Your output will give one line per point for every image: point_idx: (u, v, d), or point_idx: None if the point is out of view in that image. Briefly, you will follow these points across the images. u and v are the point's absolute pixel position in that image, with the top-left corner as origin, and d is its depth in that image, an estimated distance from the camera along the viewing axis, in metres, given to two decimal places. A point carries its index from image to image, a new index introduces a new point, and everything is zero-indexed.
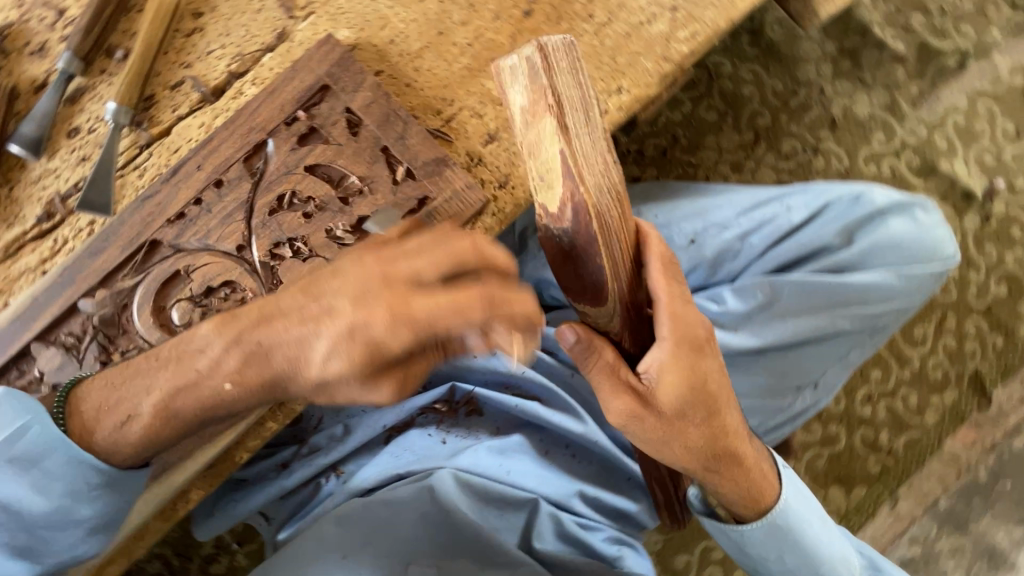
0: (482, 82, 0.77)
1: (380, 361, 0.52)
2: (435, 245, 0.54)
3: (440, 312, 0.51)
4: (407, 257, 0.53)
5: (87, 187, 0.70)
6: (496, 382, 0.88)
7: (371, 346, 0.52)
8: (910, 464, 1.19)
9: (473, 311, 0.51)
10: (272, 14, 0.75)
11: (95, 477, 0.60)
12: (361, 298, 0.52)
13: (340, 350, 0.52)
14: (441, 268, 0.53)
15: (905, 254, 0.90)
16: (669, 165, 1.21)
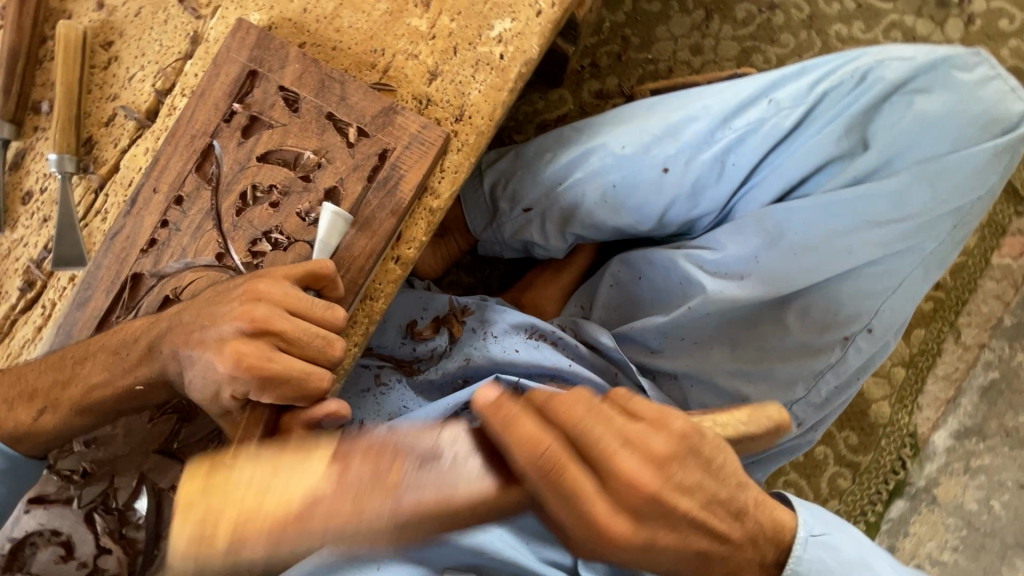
0: (407, 21, 0.74)
1: (253, 375, 0.57)
2: (324, 308, 0.59)
3: (288, 375, 0.58)
4: (312, 300, 0.59)
5: (56, 246, 0.68)
6: (541, 374, 0.91)
7: (245, 350, 0.57)
8: (962, 292, 1.13)
9: (320, 371, 0.59)
10: (181, 20, 0.74)
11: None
12: (254, 334, 0.58)
13: (234, 369, 0.57)
14: (306, 326, 0.59)
15: (943, 136, 0.77)
16: (627, 68, 1.16)
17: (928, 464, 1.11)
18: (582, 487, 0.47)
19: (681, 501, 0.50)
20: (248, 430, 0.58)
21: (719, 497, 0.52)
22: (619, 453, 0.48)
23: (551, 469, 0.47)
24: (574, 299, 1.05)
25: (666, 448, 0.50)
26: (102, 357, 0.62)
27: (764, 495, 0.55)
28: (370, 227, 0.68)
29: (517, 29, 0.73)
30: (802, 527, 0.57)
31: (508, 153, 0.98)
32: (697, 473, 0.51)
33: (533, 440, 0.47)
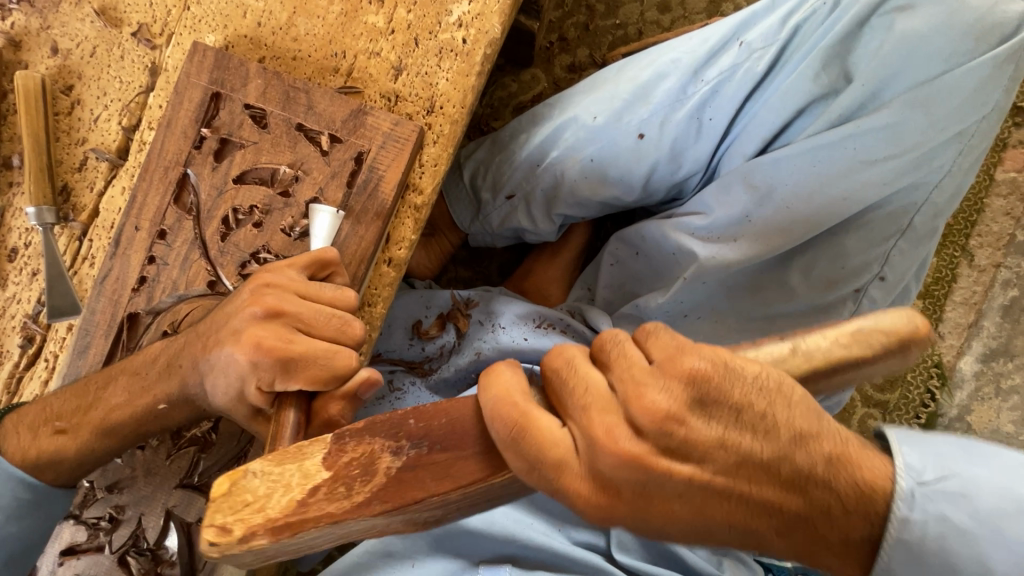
0: (363, 20, 0.72)
1: (273, 351, 0.54)
2: (334, 289, 0.59)
3: (313, 356, 0.54)
4: (324, 288, 0.59)
5: (48, 297, 0.67)
6: None
7: (262, 329, 0.55)
8: (969, 214, 1.11)
9: (346, 351, 0.56)
10: (136, 53, 0.73)
11: (26, 494, 0.63)
12: (269, 319, 0.56)
13: (255, 348, 0.54)
14: (319, 307, 0.57)
15: (934, 55, 0.72)
16: (597, 37, 1.14)
17: (958, 392, 1.09)
18: (552, 460, 0.37)
19: (687, 469, 0.38)
20: (278, 423, 0.51)
21: (756, 457, 0.38)
22: (598, 410, 0.38)
23: (525, 444, 0.36)
24: (579, 280, 1.04)
25: (671, 404, 0.38)
26: (122, 381, 0.62)
27: (841, 448, 0.38)
28: (358, 232, 0.67)
29: (476, 9, 0.71)
30: (905, 475, 0.39)
31: (485, 142, 0.96)
32: (716, 427, 0.38)
33: (510, 402, 0.37)
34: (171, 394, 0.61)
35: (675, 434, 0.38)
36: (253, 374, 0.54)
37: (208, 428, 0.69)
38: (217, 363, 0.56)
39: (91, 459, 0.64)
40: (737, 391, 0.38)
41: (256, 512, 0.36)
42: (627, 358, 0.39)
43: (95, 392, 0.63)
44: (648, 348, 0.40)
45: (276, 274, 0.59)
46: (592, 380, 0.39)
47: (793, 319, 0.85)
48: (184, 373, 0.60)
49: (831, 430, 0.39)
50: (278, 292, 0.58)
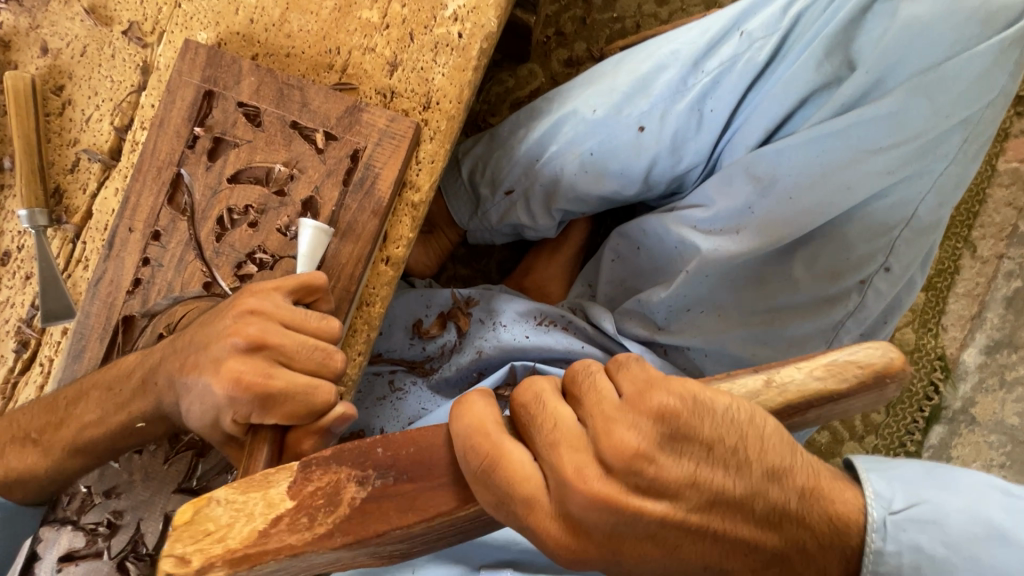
0: (358, 15, 0.71)
1: (251, 385, 0.53)
2: (320, 319, 0.58)
3: (292, 392, 0.54)
4: (309, 315, 0.58)
5: (42, 301, 0.67)
6: (556, 359, 0.90)
7: (241, 362, 0.54)
8: (971, 205, 1.10)
9: (327, 386, 0.55)
10: (127, 52, 0.71)
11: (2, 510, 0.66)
12: (250, 351, 0.55)
13: (231, 388, 0.53)
14: (304, 342, 0.56)
15: (937, 42, 0.71)
16: (594, 31, 1.13)
17: (962, 384, 1.08)
18: (522, 497, 0.38)
19: (661, 507, 0.38)
20: (250, 458, 0.52)
21: (728, 493, 0.39)
22: (568, 447, 0.38)
23: (493, 480, 0.38)
24: (579, 277, 1.03)
25: (640, 442, 0.38)
26: (95, 395, 0.62)
27: (813, 480, 0.40)
28: (354, 232, 0.66)
29: (471, 3, 0.70)
30: (876, 504, 0.41)
31: (483, 137, 0.95)
32: (687, 464, 0.39)
33: (479, 434, 0.39)
34: (146, 412, 0.61)
35: (645, 474, 0.38)
36: (230, 407, 0.54)
37: None
38: (194, 387, 0.56)
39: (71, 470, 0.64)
40: (705, 425, 0.38)
41: (219, 541, 0.38)
42: (597, 392, 0.40)
43: (65, 408, 0.63)
44: (619, 381, 0.41)
45: (258, 299, 0.57)
46: (561, 410, 0.40)
47: (798, 311, 0.83)
48: (158, 391, 0.60)
49: (803, 465, 0.40)
50: (259, 320, 0.56)
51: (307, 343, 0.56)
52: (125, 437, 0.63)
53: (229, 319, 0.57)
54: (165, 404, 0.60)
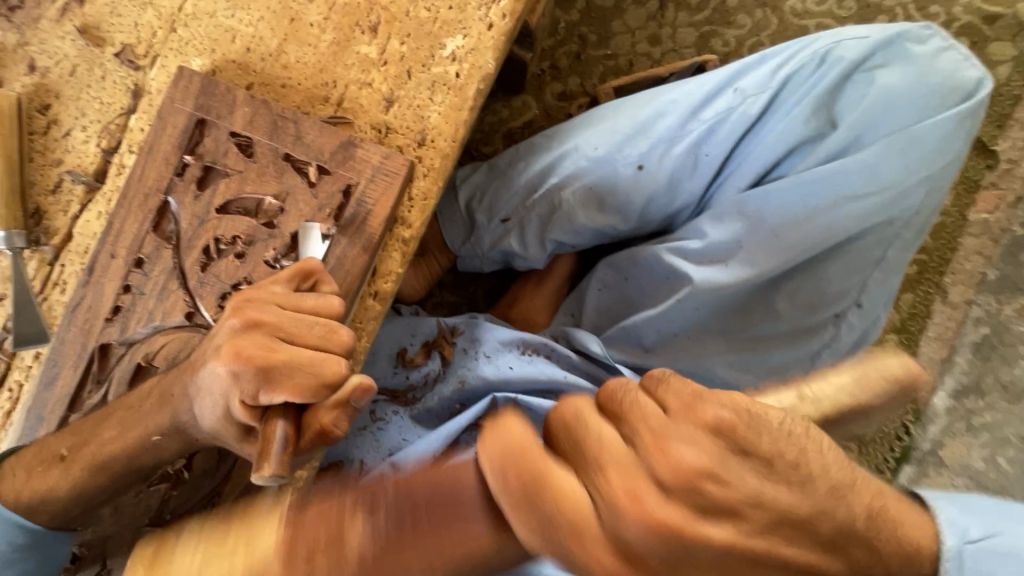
0: (356, 49, 0.71)
1: (259, 361, 0.52)
2: (316, 297, 0.58)
3: (297, 365, 0.53)
4: (306, 295, 0.58)
5: (15, 322, 0.65)
6: (539, 389, 0.90)
7: (250, 343, 0.54)
8: (942, 253, 1.15)
9: (333, 357, 0.55)
10: (118, 74, 0.70)
11: (21, 538, 0.61)
12: (250, 331, 0.55)
13: (235, 364, 0.52)
14: (300, 316, 0.56)
15: (910, 108, 0.76)
16: (588, 66, 1.15)
17: (930, 426, 1.12)
18: (567, 524, 0.33)
19: (727, 531, 0.33)
20: (267, 439, 0.48)
21: (796, 515, 0.33)
22: (615, 466, 0.34)
23: (537, 503, 0.34)
24: (562, 307, 1.03)
25: (699, 459, 0.34)
26: (118, 414, 0.60)
27: (883, 501, 0.36)
28: (343, 266, 0.65)
29: (470, 45, 0.71)
30: (950, 533, 0.39)
31: (482, 167, 0.96)
32: (751, 481, 0.34)
33: (521, 454, 0.35)
34: (162, 425, 0.59)
35: (709, 495, 0.33)
36: (236, 387, 0.52)
37: (182, 465, 0.66)
38: (201, 383, 0.54)
39: (88, 493, 0.61)
40: (764, 442, 0.34)
41: (267, 546, 0.34)
42: (638, 406, 0.36)
43: (90, 429, 0.60)
44: (663, 399, 0.37)
45: (267, 293, 0.57)
46: (605, 436, 0.36)
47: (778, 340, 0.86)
48: (175, 404, 0.58)
49: (866, 483, 0.36)
50: (269, 306, 0.56)
51: (314, 322, 0.56)
52: (138, 455, 0.60)
53: (232, 315, 0.56)
54: (183, 420, 0.58)
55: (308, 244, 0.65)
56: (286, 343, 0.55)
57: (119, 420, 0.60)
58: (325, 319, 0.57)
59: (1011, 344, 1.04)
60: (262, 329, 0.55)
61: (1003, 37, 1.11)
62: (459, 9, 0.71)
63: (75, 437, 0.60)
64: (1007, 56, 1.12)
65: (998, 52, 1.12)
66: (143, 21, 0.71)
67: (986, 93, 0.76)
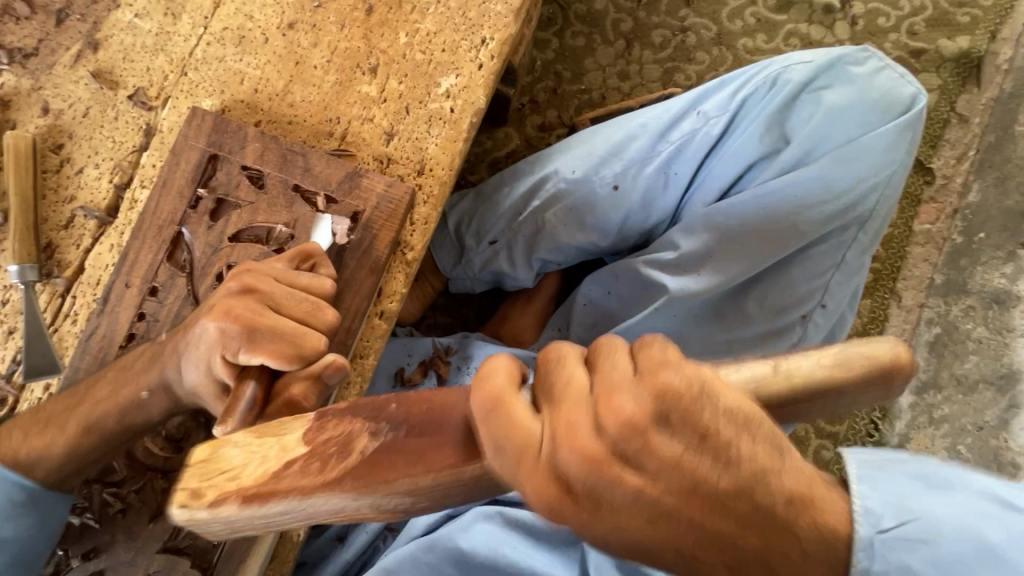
0: (357, 88, 0.77)
1: (242, 320, 0.56)
2: (310, 276, 0.62)
3: (279, 332, 0.56)
4: (302, 275, 0.62)
5: (26, 355, 0.67)
6: None
7: (242, 306, 0.58)
8: (894, 262, 1.27)
9: (315, 333, 0.58)
10: (130, 115, 0.74)
11: (20, 494, 0.62)
12: (244, 294, 0.59)
13: (223, 322, 0.56)
14: (293, 291, 0.60)
15: (852, 124, 0.86)
16: (564, 100, 1.24)
17: (897, 422, 1.19)
18: (512, 448, 0.34)
19: (635, 489, 0.33)
20: (235, 396, 0.51)
21: (713, 487, 0.33)
22: (567, 405, 0.34)
23: (493, 418, 0.35)
24: (549, 323, 1.08)
25: (636, 411, 0.33)
26: (110, 375, 0.63)
27: (807, 487, 0.35)
28: (351, 288, 0.69)
29: (461, 83, 0.78)
30: (864, 523, 0.36)
31: (469, 194, 1.02)
32: (676, 446, 0.33)
33: (497, 401, 0.35)
34: (151, 382, 0.61)
35: (633, 451, 0.33)
36: (220, 343, 0.56)
37: None
38: (191, 338, 0.58)
39: (86, 452, 0.63)
40: (707, 414, 0.33)
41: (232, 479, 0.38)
42: (607, 367, 0.34)
43: (85, 390, 0.63)
44: (637, 358, 0.35)
45: (267, 267, 0.62)
46: (574, 379, 0.35)
47: (751, 342, 0.91)
48: (164, 361, 0.60)
49: (794, 467, 0.35)
50: (268, 279, 0.60)
51: (303, 296, 0.60)
52: (130, 415, 0.63)
53: (232, 280, 0.61)
54: (170, 378, 0.60)
55: (311, 231, 0.70)
56: (271, 311, 0.58)
57: (113, 384, 0.63)
58: (312, 297, 0.61)
59: (960, 341, 1.10)
60: (253, 297, 0.59)
61: (929, 69, 1.26)
62: (451, 51, 0.78)
63: (71, 399, 0.63)
64: (933, 86, 1.26)
65: (927, 83, 1.26)
66: (154, 65, 0.76)
67: (920, 107, 0.87)
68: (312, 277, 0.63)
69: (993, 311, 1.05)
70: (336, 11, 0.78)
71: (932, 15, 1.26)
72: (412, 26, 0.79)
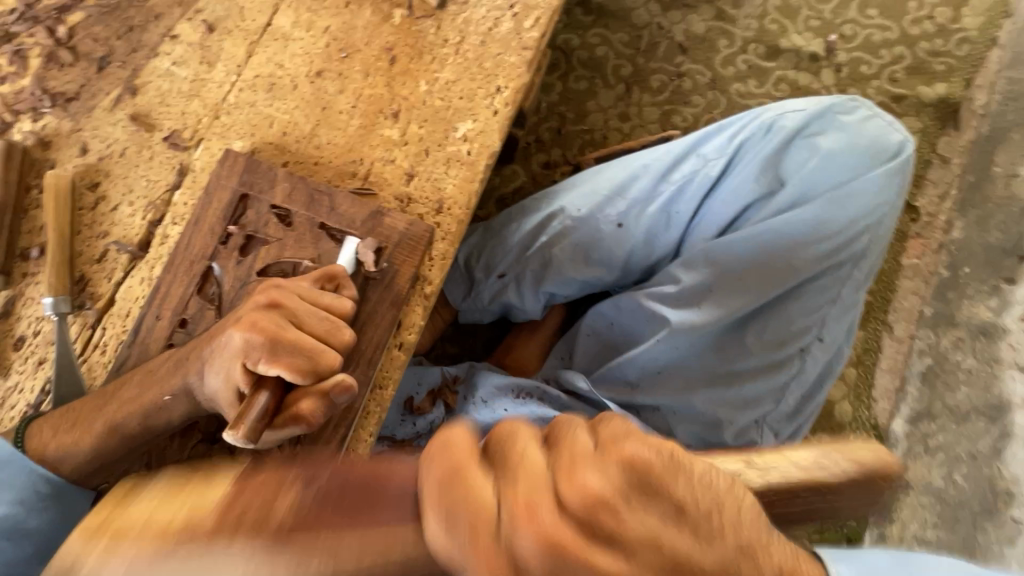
0: (380, 132, 0.82)
1: (262, 330, 0.59)
2: (334, 297, 0.65)
3: (299, 348, 0.59)
4: (326, 295, 0.66)
5: (56, 385, 0.69)
6: None
7: (265, 318, 0.61)
8: (885, 294, 1.33)
9: (331, 353, 0.61)
10: (165, 155, 0.79)
11: (44, 487, 0.65)
12: (269, 308, 0.62)
13: (249, 331, 0.59)
14: (316, 310, 0.63)
15: (842, 168, 0.92)
16: (568, 140, 1.31)
17: (894, 451, 1.22)
18: (465, 521, 0.30)
19: (611, 567, 0.30)
20: (248, 403, 0.55)
21: (698, 570, 0.30)
22: (529, 485, 0.31)
23: (452, 488, 0.31)
24: (553, 352, 1.11)
25: (605, 489, 0.31)
26: (135, 378, 0.65)
27: (794, 561, 0.32)
28: (373, 321, 0.72)
29: (477, 128, 0.83)
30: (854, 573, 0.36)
31: (479, 229, 1.07)
32: (649, 522, 0.31)
33: (452, 465, 0.31)
34: (173, 386, 0.63)
35: (604, 526, 0.31)
36: (243, 352, 0.59)
37: None
38: (215, 346, 0.61)
39: (107, 451, 0.65)
40: (679, 485, 0.32)
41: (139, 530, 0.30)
42: (571, 441, 0.33)
43: (112, 391, 0.65)
44: (597, 433, 0.34)
45: (294, 283, 0.66)
46: (533, 457, 0.32)
47: (752, 373, 0.95)
48: (187, 368, 0.63)
49: (785, 546, 0.33)
50: (295, 294, 0.64)
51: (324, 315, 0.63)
52: (151, 419, 0.64)
53: (260, 293, 0.64)
54: (192, 384, 0.62)
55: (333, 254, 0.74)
56: (292, 325, 0.61)
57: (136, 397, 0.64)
58: (331, 316, 0.64)
59: (951, 371, 1.14)
60: (277, 311, 0.62)
61: (910, 113, 1.34)
62: (468, 98, 0.84)
63: (97, 400, 0.65)
64: (914, 129, 1.34)
65: (909, 126, 1.34)
66: (189, 109, 0.80)
67: (906, 154, 0.94)
68: (335, 296, 0.66)
69: (980, 343, 1.09)
70: (361, 60, 0.84)
71: (911, 64, 1.36)
72: (431, 75, 0.84)
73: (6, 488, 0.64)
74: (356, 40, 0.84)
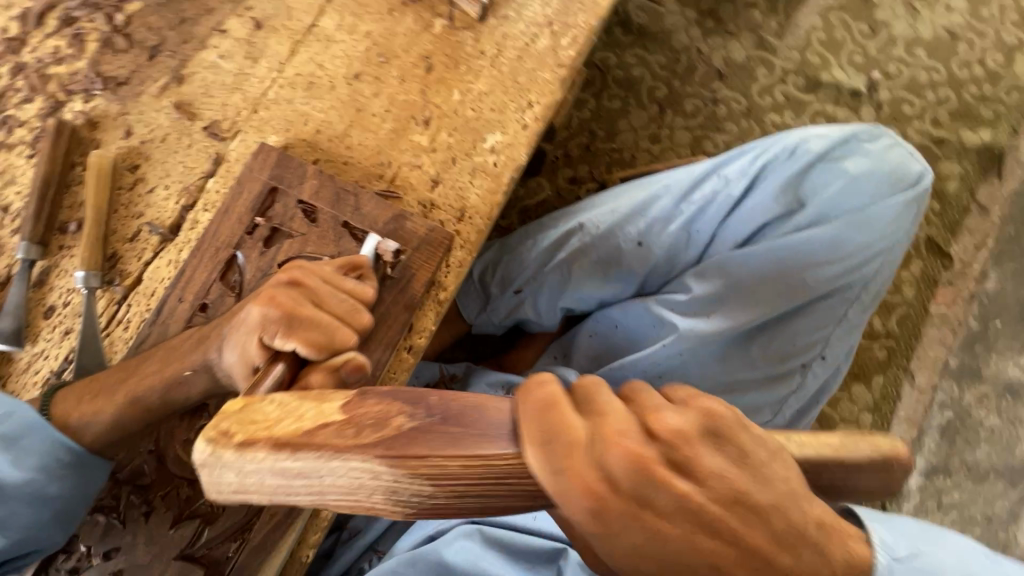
0: (410, 137, 0.84)
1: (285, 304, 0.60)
2: (356, 283, 0.67)
3: (316, 322, 0.59)
4: (348, 279, 0.67)
5: (79, 356, 0.72)
6: None
7: (288, 295, 0.62)
8: (909, 340, 1.28)
9: (347, 330, 0.60)
10: (203, 144, 0.82)
11: (66, 455, 0.66)
12: (291, 287, 0.64)
13: (269, 305, 0.61)
14: (336, 291, 0.64)
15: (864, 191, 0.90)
16: (596, 157, 1.31)
17: (905, 504, 1.18)
18: (564, 446, 0.33)
19: (677, 494, 0.33)
20: (261, 372, 0.51)
21: (750, 502, 0.34)
22: (614, 419, 0.35)
23: (551, 415, 0.34)
24: (548, 350, 1.10)
25: (683, 424, 0.35)
26: (159, 352, 0.68)
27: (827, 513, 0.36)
28: (385, 321, 0.74)
29: (505, 140, 0.84)
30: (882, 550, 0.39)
31: (495, 244, 1.08)
32: (721, 459, 0.34)
33: (553, 400, 0.35)
34: (195, 362, 0.65)
35: (683, 455, 0.34)
36: (261, 324, 0.59)
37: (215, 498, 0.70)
38: (238, 319, 0.62)
39: (128, 422, 0.67)
40: (744, 436, 0.35)
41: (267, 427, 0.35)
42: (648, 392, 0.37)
43: (136, 364, 0.68)
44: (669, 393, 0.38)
45: (320, 267, 0.67)
46: (613, 401, 0.36)
47: (756, 383, 0.94)
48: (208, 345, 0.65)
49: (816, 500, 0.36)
50: (319, 277, 0.65)
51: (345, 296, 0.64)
52: (170, 390, 0.66)
53: (285, 274, 0.66)
54: (211, 361, 0.64)
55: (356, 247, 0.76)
56: (313, 303, 0.62)
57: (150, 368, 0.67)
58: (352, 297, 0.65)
59: (972, 428, 1.10)
60: (300, 289, 0.63)
61: (951, 157, 1.31)
62: (499, 110, 0.85)
63: (122, 371, 0.67)
64: (954, 174, 1.30)
65: (948, 170, 1.30)
66: (230, 102, 0.83)
67: (925, 182, 0.93)
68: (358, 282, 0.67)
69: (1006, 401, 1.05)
70: (398, 66, 0.86)
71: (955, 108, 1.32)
72: (465, 85, 0.85)
73: (29, 454, 0.65)
74: (396, 46, 0.86)
